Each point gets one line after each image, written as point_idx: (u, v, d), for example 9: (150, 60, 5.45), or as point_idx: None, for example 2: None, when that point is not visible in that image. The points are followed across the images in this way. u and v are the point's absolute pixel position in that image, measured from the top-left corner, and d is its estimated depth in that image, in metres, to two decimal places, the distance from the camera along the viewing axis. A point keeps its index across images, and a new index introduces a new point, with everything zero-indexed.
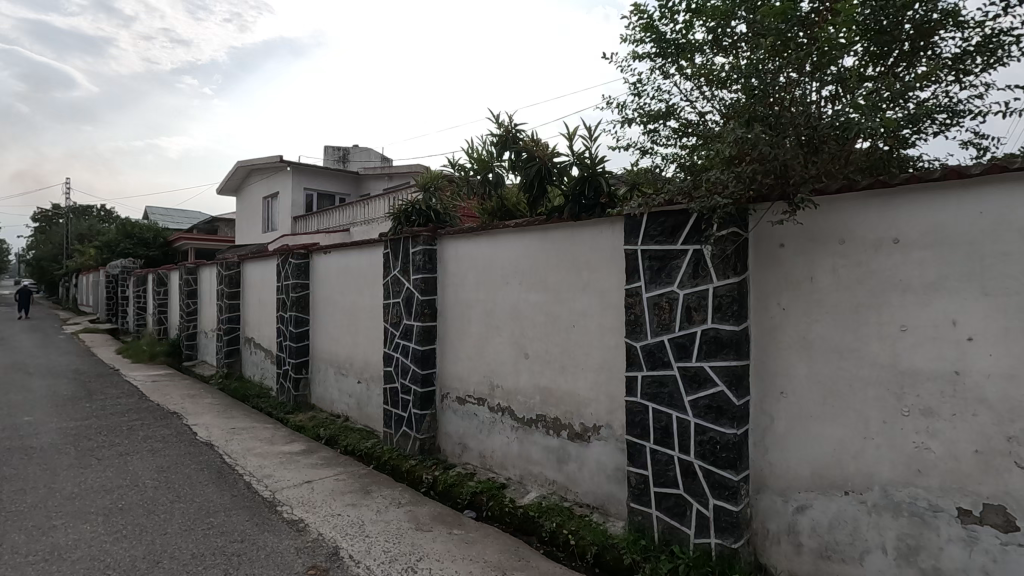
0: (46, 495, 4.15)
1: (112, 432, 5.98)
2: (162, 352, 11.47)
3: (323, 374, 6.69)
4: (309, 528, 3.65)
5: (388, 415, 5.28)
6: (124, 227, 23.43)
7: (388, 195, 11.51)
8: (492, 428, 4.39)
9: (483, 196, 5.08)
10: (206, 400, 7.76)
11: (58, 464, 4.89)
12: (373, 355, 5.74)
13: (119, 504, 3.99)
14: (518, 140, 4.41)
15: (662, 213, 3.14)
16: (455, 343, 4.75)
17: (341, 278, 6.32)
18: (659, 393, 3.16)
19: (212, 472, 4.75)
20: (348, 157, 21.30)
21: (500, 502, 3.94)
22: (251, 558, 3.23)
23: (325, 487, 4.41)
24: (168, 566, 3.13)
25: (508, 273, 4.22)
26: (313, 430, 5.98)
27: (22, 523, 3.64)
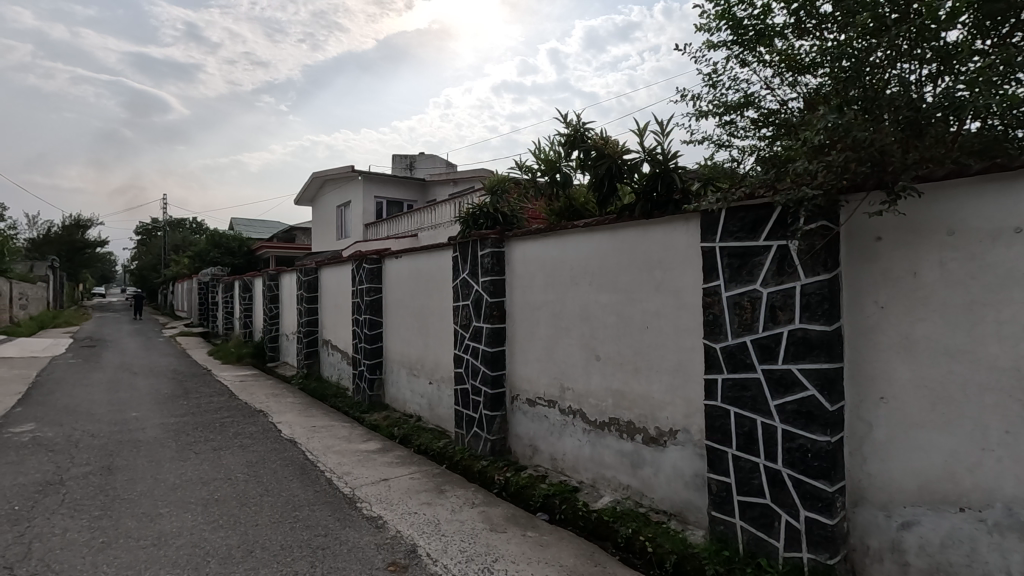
0: (153, 485, 4.52)
1: (207, 428, 6.44)
2: (248, 354, 12.24)
3: (396, 374, 6.90)
4: (387, 525, 3.76)
5: (460, 416, 5.34)
6: (213, 237, 25.32)
7: (454, 200, 11.76)
8: (563, 430, 4.35)
9: (550, 197, 5.05)
10: (289, 399, 8.21)
11: (163, 457, 5.32)
12: (444, 356, 5.84)
13: (215, 496, 4.28)
14: (586, 139, 4.35)
15: (743, 208, 2.99)
16: (524, 345, 4.75)
17: (412, 281, 6.48)
18: (741, 397, 3.01)
19: (296, 468, 5.00)
20: (415, 165, 21.97)
21: (573, 505, 3.89)
22: (335, 552, 3.36)
23: (401, 485, 4.53)
24: (261, 555, 3.31)
25: (578, 274, 4.17)
26: (388, 429, 6.17)
27: (134, 510, 3.98)
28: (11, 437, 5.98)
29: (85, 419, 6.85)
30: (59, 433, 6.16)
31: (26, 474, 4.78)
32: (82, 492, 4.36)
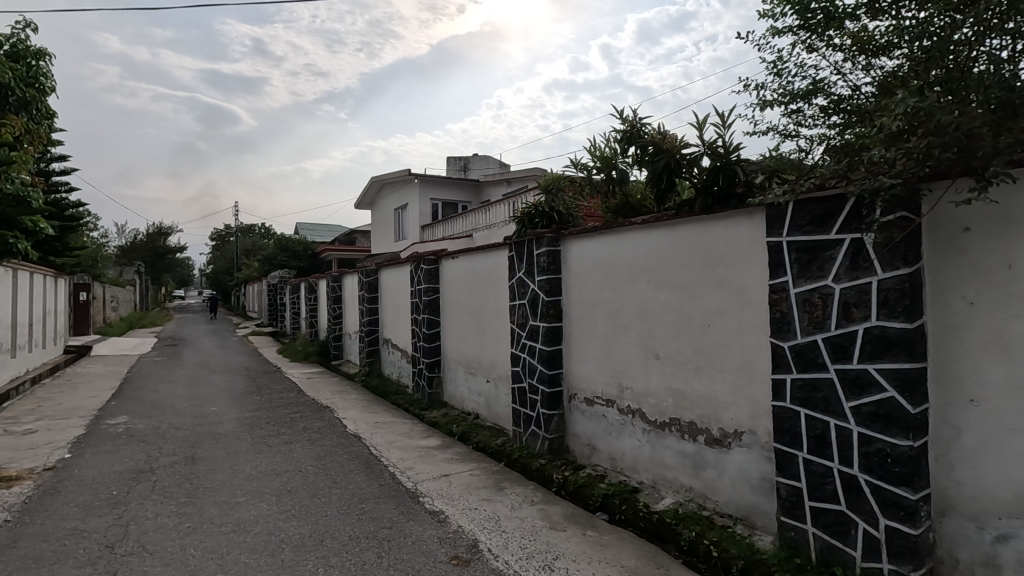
0: (232, 475, 4.82)
1: (279, 422, 6.79)
2: (313, 353, 12.80)
3: (454, 373, 7.02)
4: (449, 520, 3.84)
5: (517, 415, 5.38)
6: (280, 241, 26.61)
7: (509, 199, 11.85)
8: (621, 430, 4.30)
9: (606, 194, 5.01)
10: (352, 396, 8.54)
11: (239, 449, 5.66)
12: (500, 355, 5.90)
13: (288, 487, 4.51)
14: (643, 134, 4.28)
15: (812, 200, 2.86)
16: (581, 344, 4.72)
17: (468, 281, 6.58)
18: (812, 398, 2.88)
19: (361, 462, 5.19)
20: (468, 166, 22.29)
21: (633, 506, 3.84)
22: (400, 544, 3.47)
23: (461, 481, 4.61)
24: (331, 544, 3.47)
25: (635, 272, 4.11)
26: (447, 426, 6.30)
27: (216, 498, 4.26)
28: (107, 428, 6.53)
29: (170, 413, 7.38)
30: (149, 425, 6.67)
31: (121, 462, 5.21)
32: (170, 480, 4.71)
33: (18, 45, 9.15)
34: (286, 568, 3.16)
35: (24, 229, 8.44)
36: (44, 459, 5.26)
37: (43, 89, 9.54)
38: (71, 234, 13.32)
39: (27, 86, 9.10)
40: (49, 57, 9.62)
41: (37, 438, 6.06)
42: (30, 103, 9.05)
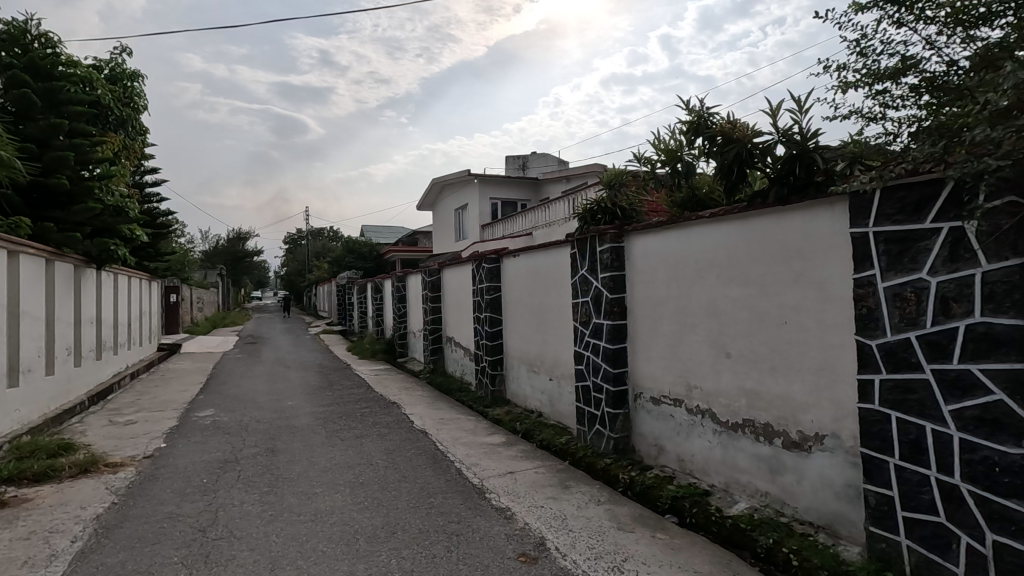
0: (309, 467, 5.07)
1: (351, 417, 7.08)
2: (380, 350, 13.24)
3: (517, 370, 7.05)
4: (516, 517, 3.86)
5: (581, 414, 5.33)
6: (347, 244, 27.72)
7: (568, 197, 11.78)
8: (690, 431, 4.16)
9: (672, 188, 4.87)
10: (418, 393, 8.76)
11: (315, 441, 5.95)
12: (563, 353, 5.87)
13: (360, 479, 4.69)
14: (711, 124, 4.14)
15: (902, 187, 2.65)
16: (647, 342, 4.61)
17: (530, 280, 6.59)
18: (905, 401, 2.67)
19: (428, 457, 5.32)
20: (527, 165, 22.37)
21: (705, 510, 3.70)
22: (468, 539, 3.52)
23: (527, 479, 4.63)
24: (403, 537, 3.57)
25: (703, 267, 3.98)
26: (510, 424, 6.34)
27: (295, 489, 4.49)
28: (197, 420, 7.03)
29: (252, 407, 7.85)
30: (233, 418, 7.13)
31: (210, 452, 5.59)
32: (253, 470, 5.01)
33: (117, 69, 10.07)
34: (360, 557, 3.27)
35: (123, 237, 9.23)
36: (144, 448, 5.74)
37: (138, 108, 10.44)
38: (163, 240, 14.46)
39: (124, 107, 9.98)
40: (142, 78, 10.50)
41: (138, 428, 6.63)
42: (127, 121, 9.93)
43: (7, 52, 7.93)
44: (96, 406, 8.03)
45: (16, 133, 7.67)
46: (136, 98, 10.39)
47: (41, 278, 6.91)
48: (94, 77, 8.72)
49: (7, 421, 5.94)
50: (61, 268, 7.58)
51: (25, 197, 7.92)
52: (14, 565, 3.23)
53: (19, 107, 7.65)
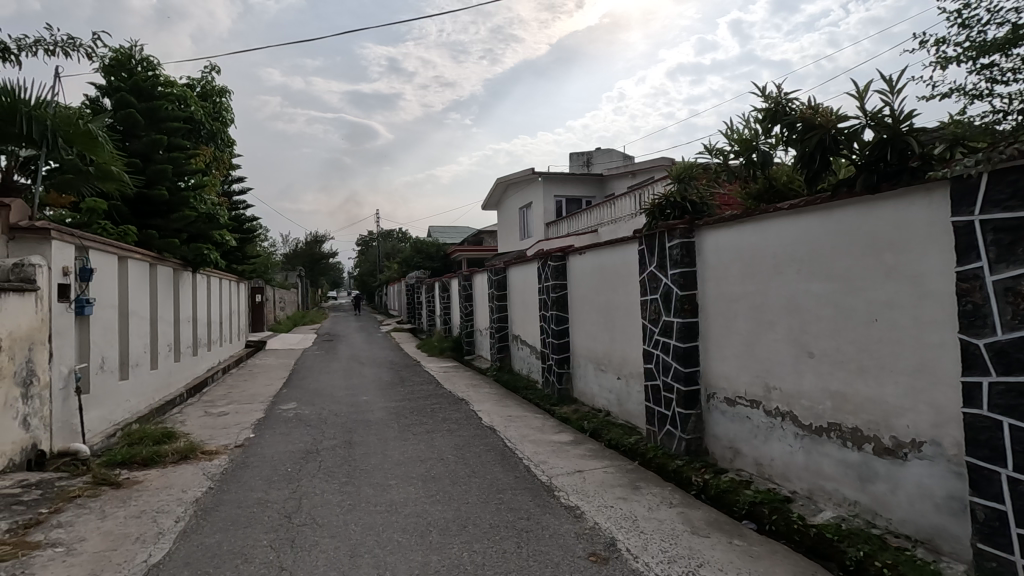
0: (384, 459, 5.27)
1: (421, 413, 7.29)
2: (448, 348, 13.54)
3: (584, 369, 7.00)
4: (586, 516, 3.84)
5: (651, 413, 5.20)
6: (416, 245, 28.54)
7: (635, 192, 11.58)
8: (769, 434, 3.97)
9: (746, 179, 4.67)
10: (486, 390, 8.89)
11: (388, 435, 6.18)
12: (631, 351, 5.76)
13: (432, 473, 4.82)
14: (790, 111, 3.93)
15: (1014, 170, 2.40)
16: (721, 341, 4.44)
17: (596, 277, 6.52)
18: (1019, 406, 2.42)
19: (497, 453, 5.38)
20: (592, 161, 22.11)
21: (786, 517, 3.51)
22: (538, 536, 3.53)
23: (596, 478, 4.59)
24: (474, 530, 3.64)
25: (782, 262, 3.78)
26: (578, 422, 6.30)
27: (371, 480, 4.69)
28: (281, 413, 7.49)
29: (330, 401, 8.26)
30: (313, 411, 7.53)
31: (294, 443, 5.94)
32: (332, 461, 5.27)
33: (207, 86, 10.91)
34: (433, 549, 3.36)
35: (215, 242, 9.94)
36: (236, 437, 6.18)
37: (225, 122, 11.25)
38: (249, 244, 15.49)
39: (214, 121, 10.77)
40: (229, 93, 11.31)
41: (230, 419, 7.15)
42: (217, 135, 10.73)
43: (115, 77, 8.79)
44: (193, 398, 8.74)
45: (124, 150, 8.54)
46: (223, 112, 11.20)
47: (146, 281, 7.59)
48: (188, 94, 9.48)
49: (120, 411, 6.58)
50: (163, 272, 8.29)
51: (131, 207, 8.77)
52: (129, 540, 3.58)
53: (126, 125, 8.50)
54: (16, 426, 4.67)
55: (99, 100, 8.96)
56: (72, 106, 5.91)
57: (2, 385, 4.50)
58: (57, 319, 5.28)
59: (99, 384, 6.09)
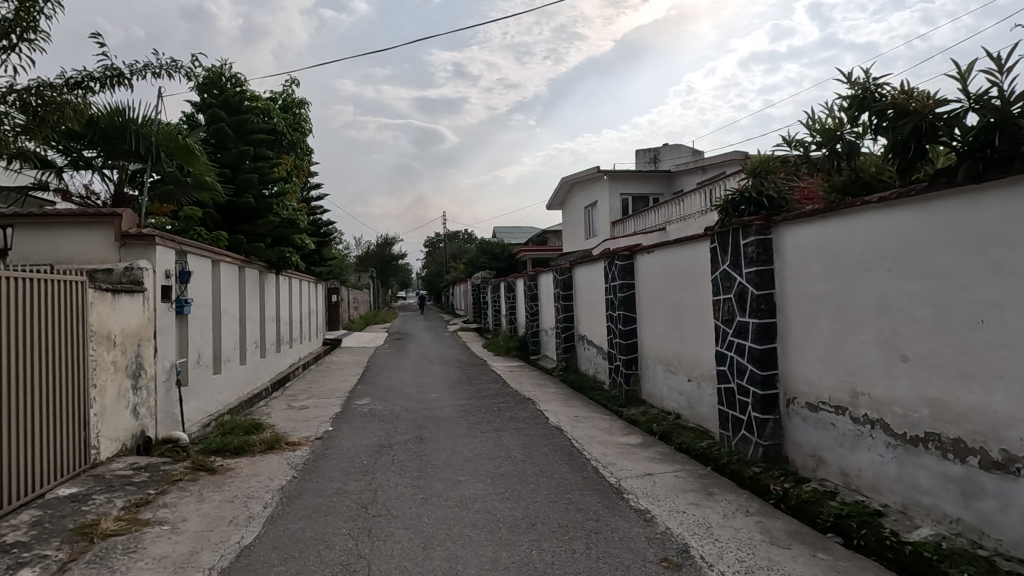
0: (453, 455, 5.40)
1: (489, 411, 7.39)
2: (514, 347, 13.64)
3: (652, 370, 6.85)
4: (656, 520, 3.76)
5: (725, 417, 5.01)
6: (481, 246, 28.95)
7: (705, 188, 11.21)
8: (856, 442, 3.72)
9: (830, 171, 4.42)
10: (552, 390, 8.89)
11: (457, 432, 6.32)
12: (703, 353, 5.58)
13: (500, 471, 4.89)
14: (879, 98, 3.70)
15: None
16: (801, 342, 4.21)
17: (665, 276, 6.36)
18: None
19: (564, 453, 5.37)
20: (659, 157, 21.62)
21: (877, 532, 3.28)
22: (608, 538, 3.49)
23: (666, 482, 4.47)
24: (542, 529, 3.65)
25: (870, 259, 3.54)
26: (647, 424, 6.17)
27: (442, 475, 4.82)
28: (356, 408, 7.84)
29: (401, 397, 8.55)
30: (386, 407, 7.83)
31: (369, 437, 6.21)
32: (404, 456, 5.46)
33: (288, 99, 11.60)
34: (503, 545, 3.41)
35: (296, 246, 10.54)
36: (316, 430, 6.53)
37: (304, 132, 11.92)
38: (326, 247, 16.31)
39: (294, 131, 11.45)
40: (307, 105, 11.98)
41: (310, 412, 7.56)
42: (296, 144, 11.39)
43: (208, 94, 9.52)
44: (277, 392, 9.30)
45: (216, 161, 9.25)
46: (303, 123, 11.87)
47: (236, 283, 8.17)
48: (271, 107, 10.12)
49: (213, 402, 7.12)
50: (250, 274, 8.90)
51: (223, 214, 9.47)
52: (223, 522, 3.87)
53: (217, 138, 9.21)
54: (128, 414, 5.19)
55: (194, 115, 9.74)
56: (173, 122, 6.48)
57: (116, 377, 5.01)
58: (161, 317, 5.80)
59: (196, 378, 6.63)
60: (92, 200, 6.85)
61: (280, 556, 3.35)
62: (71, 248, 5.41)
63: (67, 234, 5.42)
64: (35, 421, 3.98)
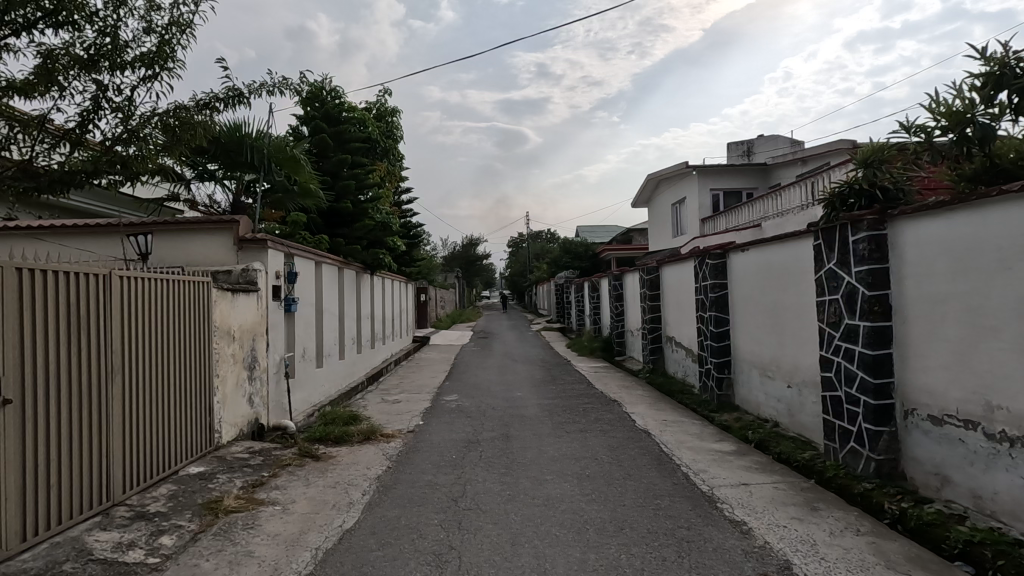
0: (539, 454, 5.44)
1: (574, 412, 7.36)
2: (598, 348, 13.49)
3: (747, 375, 6.50)
4: (754, 533, 3.57)
5: (831, 428, 4.65)
6: (564, 245, 28.87)
7: (806, 181, 10.49)
8: (992, 462, 3.31)
9: (959, 158, 3.97)
10: (638, 392, 8.69)
11: (543, 431, 6.35)
12: (805, 358, 5.22)
13: (587, 472, 4.86)
14: (1019, 74, 3.29)
15: None
16: (923, 349, 3.82)
17: (762, 276, 6.01)
18: None
19: (653, 457, 5.24)
20: (753, 150, 20.50)
21: (1017, 564, 2.90)
22: (701, 547, 3.36)
23: (765, 493, 4.23)
24: (631, 534, 3.59)
25: (1009, 256, 3.14)
26: (741, 432, 5.87)
27: (528, 473, 4.87)
28: (445, 403, 8.11)
29: (487, 395, 8.74)
30: (473, 403, 8.04)
31: (457, 432, 6.40)
32: (492, 452, 5.57)
33: (381, 108, 12.20)
34: (591, 547, 3.38)
35: (388, 247, 11.08)
36: (408, 423, 6.83)
37: (396, 139, 12.50)
38: (416, 249, 17.02)
39: (387, 139, 12.04)
40: (399, 113, 12.54)
41: (402, 406, 7.92)
42: (389, 151, 11.96)
43: (310, 107, 10.24)
44: (372, 386, 9.83)
45: (317, 169, 9.94)
46: (394, 130, 12.45)
47: (335, 283, 8.74)
48: (367, 117, 10.71)
49: (316, 394, 7.66)
50: (348, 274, 9.47)
51: (324, 219, 10.16)
52: (327, 506, 4.17)
53: (319, 148, 9.90)
54: (244, 403, 5.73)
55: (299, 128, 10.51)
56: (281, 134, 7.08)
57: (234, 368, 5.54)
58: (273, 315, 6.33)
59: (301, 371, 7.16)
60: (215, 208, 7.61)
61: (377, 542, 3.54)
62: (198, 252, 6.04)
63: (195, 239, 6.06)
64: (171, 406, 4.51)
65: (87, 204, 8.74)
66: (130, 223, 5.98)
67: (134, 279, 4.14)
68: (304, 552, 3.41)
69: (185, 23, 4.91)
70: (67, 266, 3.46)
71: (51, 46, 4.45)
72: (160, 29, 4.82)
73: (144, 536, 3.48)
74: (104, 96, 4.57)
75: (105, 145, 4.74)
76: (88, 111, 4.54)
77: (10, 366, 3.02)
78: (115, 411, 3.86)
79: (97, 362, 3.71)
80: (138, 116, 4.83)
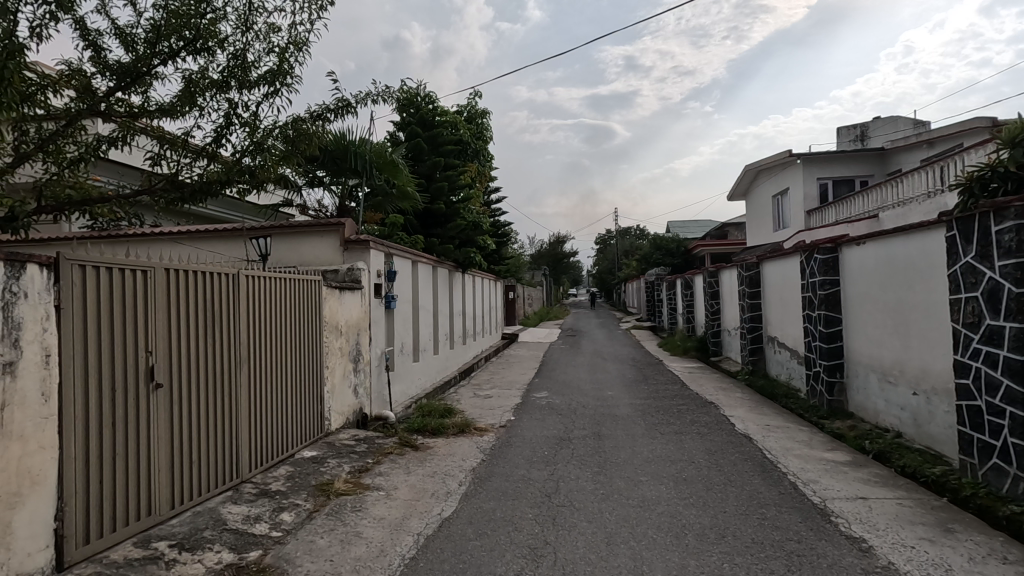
0: (633, 455, 5.33)
1: (668, 413, 7.13)
2: (693, 347, 12.97)
3: (863, 379, 5.96)
4: (876, 552, 3.27)
5: (967, 441, 4.15)
6: (655, 241, 28.02)
7: (933, 166, 9.43)
8: None
9: None
10: (737, 395, 8.26)
11: (637, 432, 6.22)
12: (934, 362, 4.70)
13: (684, 475, 4.70)
14: None
15: None
16: None
17: (882, 272, 5.48)
18: None
19: (756, 464, 4.96)
20: (868, 134, 18.76)
21: None
22: (813, 563, 3.14)
23: (887, 510, 3.87)
24: (733, 542, 3.42)
25: None
26: (857, 441, 5.40)
27: (622, 473, 4.80)
28: (536, 400, 8.18)
29: (578, 393, 8.70)
30: (564, 401, 8.05)
31: (549, 429, 6.43)
32: (584, 450, 5.54)
33: (472, 111, 12.52)
34: (691, 553, 3.28)
35: (480, 246, 11.35)
36: (500, 418, 6.96)
37: (487, 140, 12.78)
38: (505, 247, 17.29)
39: (477, 140, 12.35)
40: (489, 114, 12.80)
41: (494, 401, 8.09)
42: (479, 152, 12.27)
43: (407, 113, 10.72)
44: (464, 381, 10.13)
45: (413, 172, 10.41)
46: (485, 131, 12.72)
47: (430, 281, 9.10)
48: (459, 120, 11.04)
49: (413, 387, 8.01)
50: (442, 273, 9.83)
51: (419, 220, 10.61)
52: (427, 494, 4.36)
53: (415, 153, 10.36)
54: (350, 393, 6.13)
55: (396, 134, 11.06)
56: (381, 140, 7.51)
57: (341, 360, 5.94)
58: (374, 311, 6.71)
59: (400, 364, 7.53)
60: (323, 212, 8.19)
61: (475, 531, 3.66)
62: (309, 253, 6.53)
63: (307, 240, 6.55)
64: (287, 395, 4.92)
65: (217, 211, 9.75)
66: (252, 228, 6.58)
67: (257, 278, 4.57)
68: (408, 537, 3.60)
69: (302, 42, 5.34)
70: (204, 267, 3.89)
71: (192, 72, 5.01)
72: (279, 48, 5.27)
73: (268, 511, 3.84)
74: (235, 113, 5.08)
75: (235, 158, 5.26)
76: (221, 127, 5.06)
77: (162, 354, 3.45)
78: (242, 397, 4.28)
79: (227, 353, 4.13)
80: (262, 129, 5.32)
